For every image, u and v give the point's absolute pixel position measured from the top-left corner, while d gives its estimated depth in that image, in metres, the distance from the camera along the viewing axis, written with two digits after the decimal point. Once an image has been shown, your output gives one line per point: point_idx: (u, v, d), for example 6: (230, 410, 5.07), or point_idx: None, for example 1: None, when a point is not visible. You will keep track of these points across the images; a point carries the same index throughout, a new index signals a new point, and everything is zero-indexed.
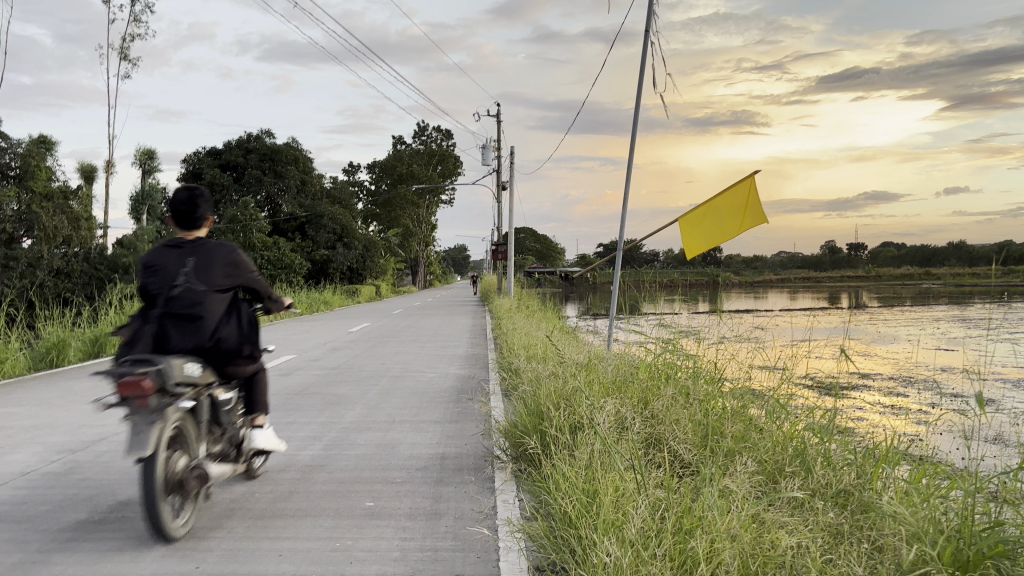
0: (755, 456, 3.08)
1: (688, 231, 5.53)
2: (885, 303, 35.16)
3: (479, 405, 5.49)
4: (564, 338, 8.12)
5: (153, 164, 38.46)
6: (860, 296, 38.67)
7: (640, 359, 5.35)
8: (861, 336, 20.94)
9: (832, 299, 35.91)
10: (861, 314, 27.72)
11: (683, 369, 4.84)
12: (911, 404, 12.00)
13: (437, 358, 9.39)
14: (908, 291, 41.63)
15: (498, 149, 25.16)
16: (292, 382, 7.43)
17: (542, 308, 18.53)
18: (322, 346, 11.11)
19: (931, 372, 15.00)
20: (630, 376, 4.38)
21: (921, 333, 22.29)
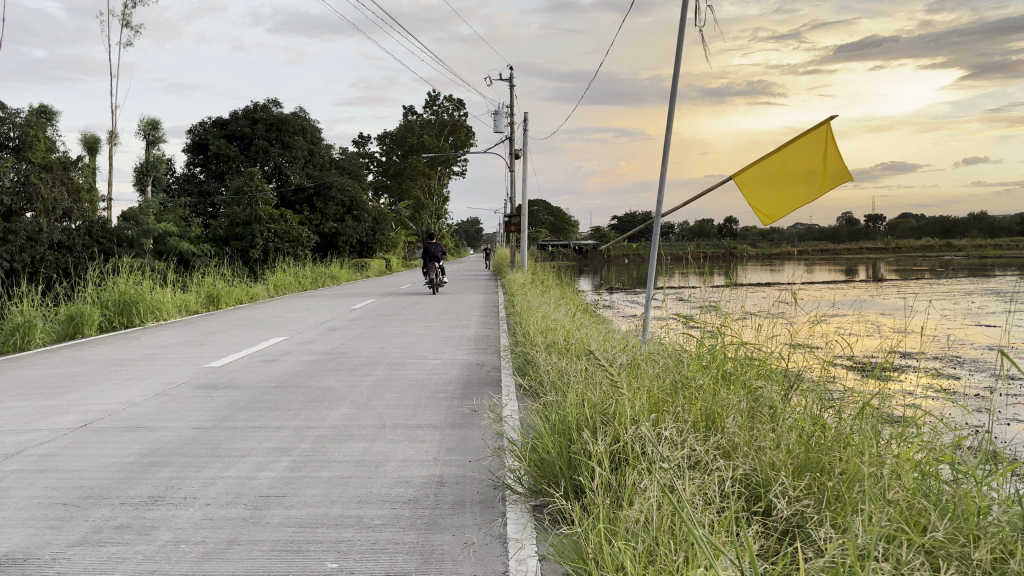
0: (903, 526, 2.11)
1: (749, 196, 4.59)
2: (912, 275, 33.88)
3: (487, 408, 4.53)
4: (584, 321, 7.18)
5: (157, 134, 37.55)
6: (878, 269, 37.40)
7: (680, 350, 4.40)
8: (892, 311, 19.82)
9: (848, 272, 34.73)
10: (890, 288, 26.48)
11: (736, 365, 3.89)
12: (961, 386, 10.98)
13: (444, 340, 8.44)
14: (933, 263, 40.29)
15: (510, 116, 24.04)
16: (275, 372, 6.50)
17: (557, 284, 17.56)
18: (319, 326, 10.19)
19: (974, 351, 13.94)
20: (681, 376, 3.40)
21: (952, 307, 21.17)
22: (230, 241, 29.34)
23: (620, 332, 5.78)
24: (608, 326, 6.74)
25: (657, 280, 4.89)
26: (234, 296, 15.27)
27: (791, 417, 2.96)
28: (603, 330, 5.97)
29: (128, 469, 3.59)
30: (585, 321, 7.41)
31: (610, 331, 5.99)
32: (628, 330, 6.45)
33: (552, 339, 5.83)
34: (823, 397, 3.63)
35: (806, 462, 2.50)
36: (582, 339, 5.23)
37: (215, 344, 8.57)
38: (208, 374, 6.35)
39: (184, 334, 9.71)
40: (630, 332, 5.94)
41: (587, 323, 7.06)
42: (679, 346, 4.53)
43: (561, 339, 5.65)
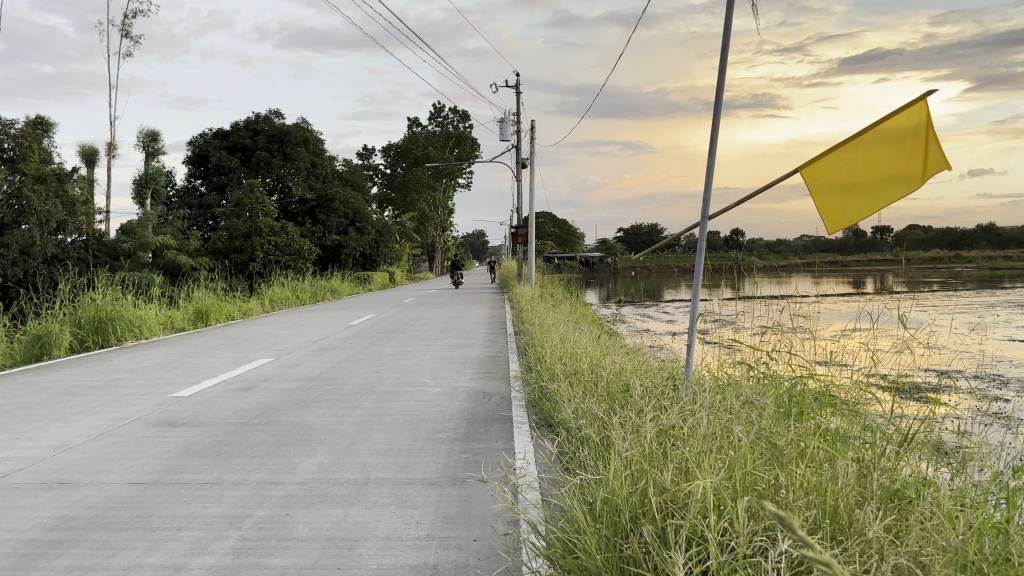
0: None
1: (819, 197, 3.70)
2: (928, 287, 32.97)
3: (500, 467, 3.65)
4: (605, 343, 6.31)
5: (157, 146, 36.85)
6: (886, 280, 36.52)
7: (733, 390, 3.58)
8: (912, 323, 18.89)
9: (857, 283, 33.86)
10: (907, 300, 25.59)
11: (814, 424, 3.08)
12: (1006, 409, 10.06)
13: (449, 363, 7.54)
14: (946, 274, 39.52)
15: (516, 123, 23.23)
16: (251, 403, 5.61)
17: (566, 297, 16.72)
18: (310, 346, 9.31)
19: (1009, 368, 13.02)
20: (761, 438, 2.53)
21: (974, 319, 20.26)
22: (230, 254, 28.50)
23: (654, 364, 4.94)
24: (635, 353, 5.90)
25: (700, 306, 4.04)
26: (225, 311, 14.39)
27: (918, 490, 2.22)
28: (631, 359, 5.12)
29: (18, 556, 2.68)
30: (610, 345, 6.56)
31: (641, 360, 5.15)
32: (658, 359, 5.62)
33: (575, 367, 4.98)
34: (943, 467, 2.77)
35: (975, 572, 1.76)
36: (611, 368, 4.38)
37: (192, 367, 7.68)
38: (171, 407, 5.44)
39: (162, 355, 8.82)
40: (662, 363, 5.13)
41: (612, 347, 6.22)
42: (731, 386, 3.70)
43: (585, 368, 4.77)
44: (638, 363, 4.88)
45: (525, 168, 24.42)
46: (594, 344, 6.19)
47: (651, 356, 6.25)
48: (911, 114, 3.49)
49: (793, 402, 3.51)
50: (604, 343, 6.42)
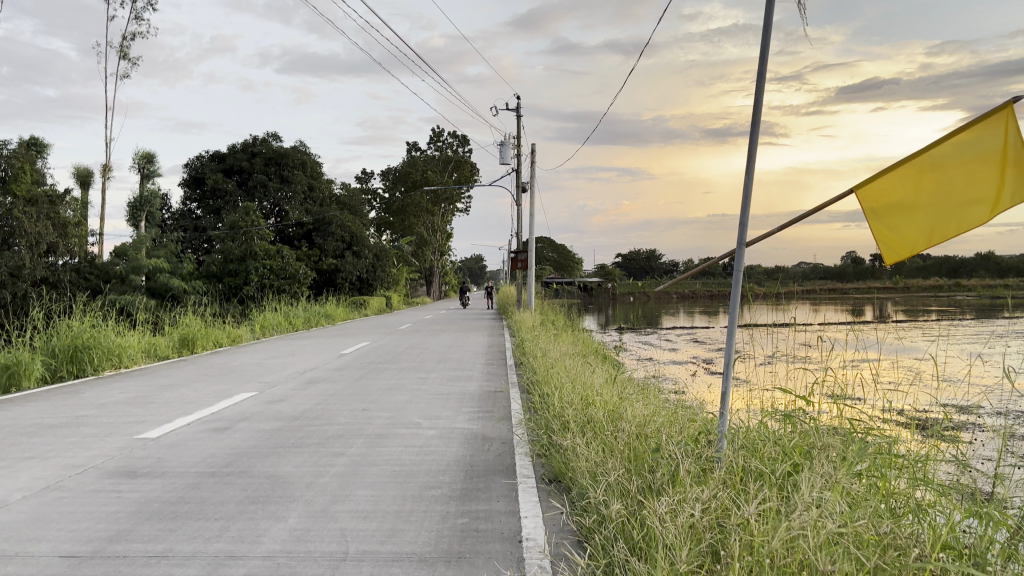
0: None
1: (877, 221, 3.17)
2: (931, 316, 32.48)
3: (514, 536, 3.12)
4: (616, 381, 5.78)
5: (152, 168, 36.44)
6: (886, 308, 36.12)
7: (783, 455, 3.14)
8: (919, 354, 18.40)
9: (857, 311, 33.43)
10: (912, 329, 25.07)
11: (895, 513, 2.61)
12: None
13: (445, 399, 6.96)
14: (946, 302, 39.10)
15: (516, 146, 22.82)
16: (224, 447, 5.03)
17: (566, 325, 16.19)
18: (296, 378, 8.74)
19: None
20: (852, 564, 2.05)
21: (981, 349, 19.78)
22: (224, 277, 28.00)
23: (676, 409, 4.45)
24: (655, 396, 5.38)
25: (734, 353, 3.58)
26: (212, 337, 13.82)
27: None
28: (651, 402, 4.62)
29: None
30: (629, 384, 6.02)
31: (660, 403, 4.65)
32: (682, 404, 5.10)
33: (589, 411, 4.47)
34: None
35: None
36: (632, 419, 3.89)
37: (166, 402, 7.09)
38: (133, 452, 4.86)
39: (138, 387, 8.24)
40: (683, 409, 4.63)
41: (630, 388, 5.68)
42: (779, 448, 3.25)
43: (601, 414, 4.24)
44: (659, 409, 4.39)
45: (525, 192, 23.97)
46: (610, 384, 5.65)
47: (672, 397, 5.71)
48: (986, 129, 2.95)
49: (849, 465, 3.11)
50: (622, 384, 5.88)
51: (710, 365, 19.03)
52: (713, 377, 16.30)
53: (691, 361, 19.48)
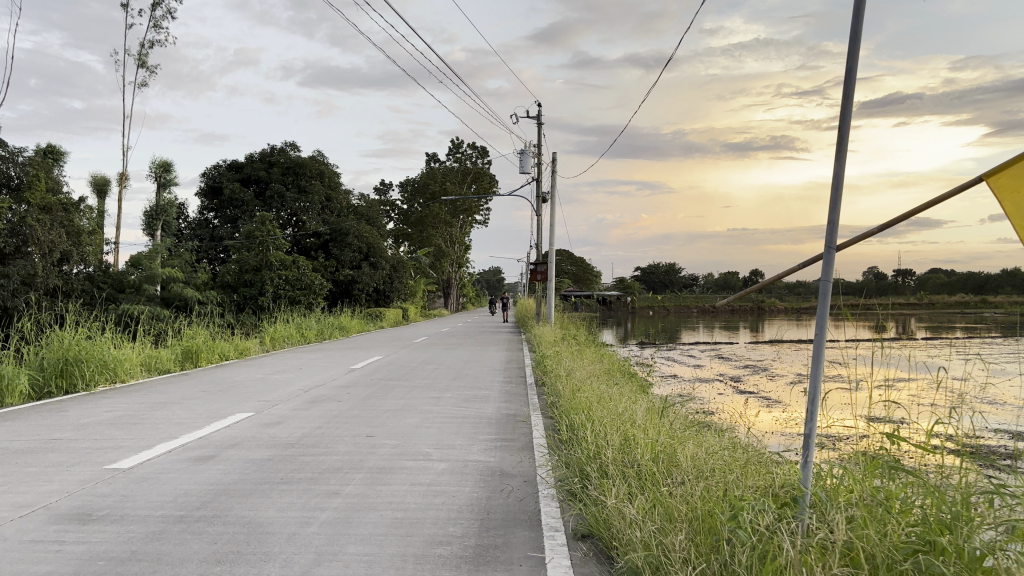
0: None
1: (1018, 214, 2.41)
2: (959, 336, 31.61)
3: None
4: (656, 413, 5.01)
5: (170, 177, 36.11)
6: (913, 324, 35.14)
7: (907, 525, 2.42)
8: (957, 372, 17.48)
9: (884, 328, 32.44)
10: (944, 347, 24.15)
11: None
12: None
13: (460, 424, 6.25)
14: (971, 319, 38.19)
15: (537, 154, 22.17)
16: (205, 482, 4.35)
17: (587, 340, 15.51)
18: (300, 397, 8.06)
19: None
20: None
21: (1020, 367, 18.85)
22: (239, 288, 27.45)
23: (736, 451, 3.75)
24: (705, 430, 4.67)
25: (822, 388, 2.84)
26: (216, 350, 13.17)
27: None
28: (704, 441, 3.90)
29: None
30: (672, 412, 5.32)
31: (716, 442, 3.94)
32: (737, 443, 4.40)
33: (631, 450, 3.75)
34: None
35: None
36: (692, 467, 3.17)
37: (155, 424, 6.45)
38: (95, 487, 4.17)
39: (128, 405, 7.58)
40: (744, 451, 3.92)
41: (675, 418, 4.98)
42: (895, 511, 2.54)
43: (649, 456, 3.54)
44: (718, 450, 3.67)
45: (546, 202, 23.29)
46: (652, 413, 4.94)
47: (720, 429, 5.02)
48: None
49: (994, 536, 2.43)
50: (664, 413, 5.18)
51: (736, 382, 18.24)
52: (742, 396, 15.57)
53: (718, 379, 18.72)
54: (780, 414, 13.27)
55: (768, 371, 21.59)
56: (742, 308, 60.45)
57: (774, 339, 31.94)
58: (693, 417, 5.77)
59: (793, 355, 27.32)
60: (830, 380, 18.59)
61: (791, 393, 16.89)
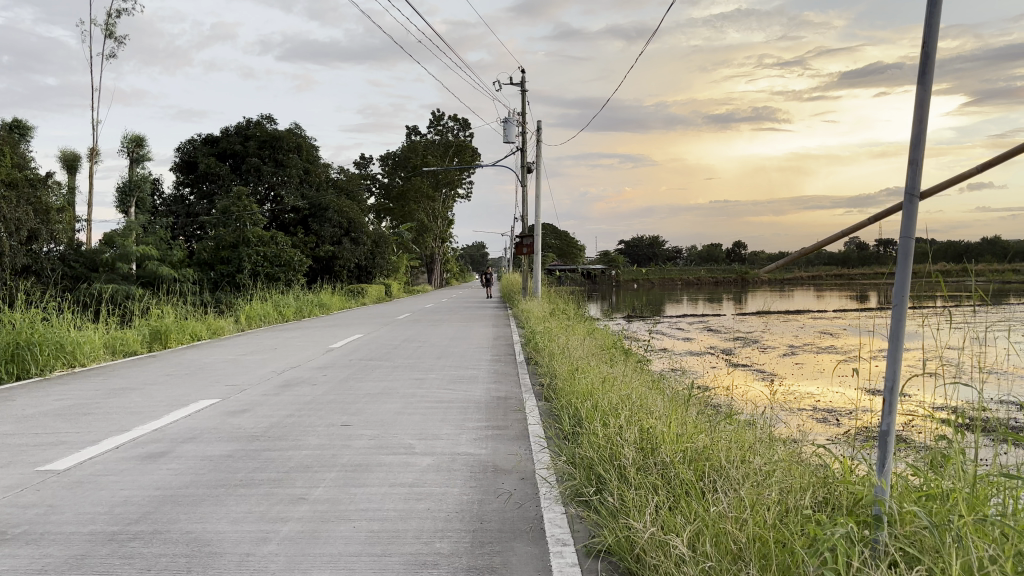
0: None
1: None
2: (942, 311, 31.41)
3: None
4: (671, 400, 4.42)
5: (142, 152, 35.06)
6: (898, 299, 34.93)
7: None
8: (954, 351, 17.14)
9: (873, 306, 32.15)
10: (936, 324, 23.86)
11: None
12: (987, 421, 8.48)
13: (447, 409, 5.65)
14: (952, 289, 38.07)
15: (522, 123, 21.45)
16: (149, 486, 3.74)
17: (575, 314, 14.97)
18: (272, 380, 7.45)
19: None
20: None
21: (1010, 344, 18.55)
22: (216, 265, 26.65)
23: (778, 445, 3.20)
24: (728, 419, 4.12)
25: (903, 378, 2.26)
26: (187, 330, 12.48)
27: None
28: (737, 432, 3.34)
29: None
30: (688, 399, 4.75)
31: (751, 432, 3.39)
32: (769, 434, 3.85)
33: (654, 448, 3.17)
34: None
35: None
36: (735, 475, 2.62)
37: (107, 414, 5.82)
38: (18, 496, 3.56)
39: (81, 392, 6.93)
40: (784, 443, 3.38)
41: (692, 405, 4.41)
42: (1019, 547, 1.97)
43: (675, 459, 2.95)
44: (760, 446, 3.11)
45: (531, 172, 22.64)
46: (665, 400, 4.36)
47: (743, 418, 4.48)
48: None
49: None
50: (679, 400, 4.61)
51: (729, 355, 17.85)
52: (734, 369, 15.11)
53: (710, 352, 18.29)
54: (775, 388, 12.83)
55: (758, 344, 21.15)
56: (725, 280, 60.19)
57: (762, 311, 31.63)
58: (707, 402, 5.21)
59: (780, 327, 26.93)
60: (822, 353, 18.24)
61: (783, 365, 16.49)
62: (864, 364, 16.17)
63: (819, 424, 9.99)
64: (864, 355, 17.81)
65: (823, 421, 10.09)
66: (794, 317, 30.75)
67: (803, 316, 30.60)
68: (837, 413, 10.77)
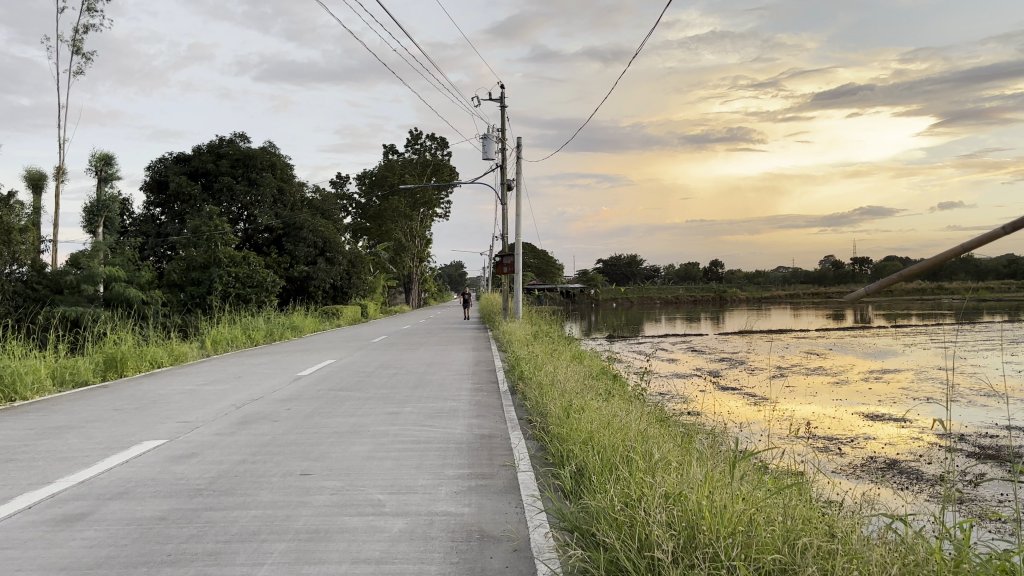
0: None
1: None
2: (925, 331, 31.10)
3: None
4: (692, 455, 3.88)
5: (111, 171, 34.10)
6: (878, 323, 34.76)
7: None
8: (944, 377, 16.73)
9: (854, 328, 31.85)
10: (920, 350, 23.55)
11: None
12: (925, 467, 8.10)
13: (425, 451, 4.97)
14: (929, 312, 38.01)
15: (501, 139, 20.85)
16: (50, 565, 3.01)
17: (559, 337, 14.33)
18: (230, 416, 6.72)
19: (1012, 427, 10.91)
20: None
21: (996, 369, 18.16)
22: (186, 286, 25.70)
23: (842, 531, 2.71)
24: (758, 482, 3.63)
25: None
26: (146, 357, 11.68)
27: None
28: (788, 507, 2.85)
29: None
30: (702, 452, 4.20)
31: (800, 508, 2.88)
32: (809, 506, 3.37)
33: (693, 532, 2.61)
34: None
35: None
36: None
37: (37, 460, 5.09)
38: None
39: (12, 432, 6.16)
40: (845, 524, 2.89)
41: (708, 460, 3.87)
42: None
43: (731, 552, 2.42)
44: (827, 535, 2.61)
45: (511, 190, 22.05)
46: (680, 453, 3.79)
47: (764, 478, 3.97)
48: None
49: None
50: (692, 451, 4.06)
51: (717, 377, 17.30)
52: (725, 393, 14.48)
53: (697, 374, 17.75)
54: (769, 413, 12.24)
55: (745, 365, 20.60)
56: (704, 300, 60.01)
57: (745, 331, 31.21)
58: (715, 450, 4.67)
59: (765, 347, 26.43)
60: (811, 375, 17.81)
61: (773, 387, 16.00)
62: (857, 387, 15.61)
63: (821, 454, 9.40)
64: (855, 377, 17.27)
65: (825, 451, 9.49)
66: (777, 336, 30.30)
67: (786, 336, 30.17)
68: (838, 441, 10.19)
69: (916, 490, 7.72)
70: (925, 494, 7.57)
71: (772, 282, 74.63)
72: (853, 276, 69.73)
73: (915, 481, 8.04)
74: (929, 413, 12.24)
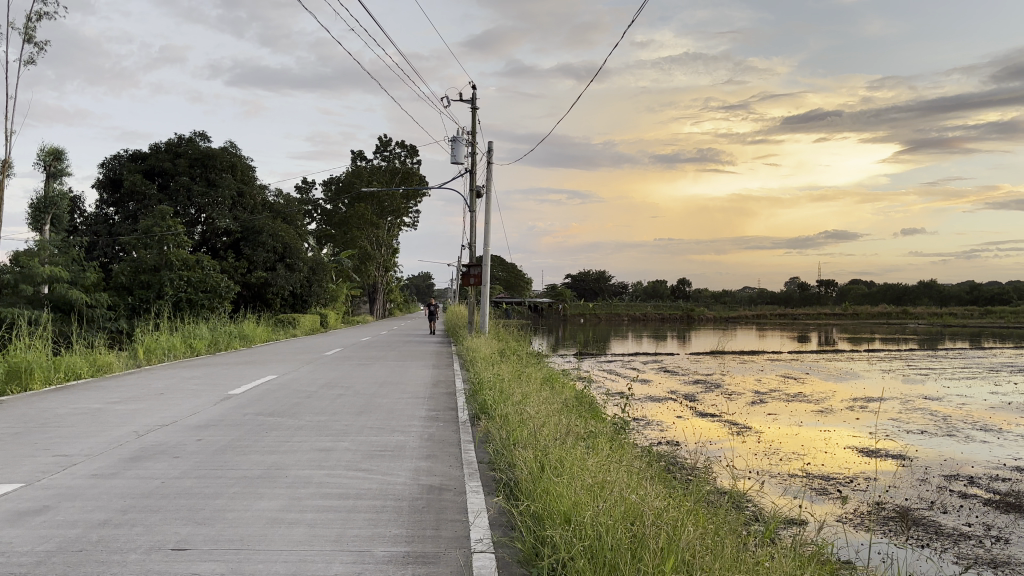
0: None
1: None
2: (898, 356, 30.48)
3: None
4: (729, 554, 2.75)
5: (61, 166, 32.32)
6: (847, 347, 34.22)
7: None
8: (928, 407, 15.90)
9: (826, 352, 31.28)
10: (895, 377, 22.85)
11: None
12: (943, 532, 7.02)
13: (352, 513, 3.76)
14: (894, 337, 37.76)
15: (471, 142, 19.69)
16: None
17: (526, 355, 13.13)
18: (122, 449, 5.41)
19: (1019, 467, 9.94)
20: None
21: (977, 399, 17.45)
22: (135, 290, 23.93)
23: None
24: None
25: None
26: (59, 368, 10.24)
27: None
28: None
29: None
30: (728, 539, 3.10)
31: None
32: None
33: None
34: None
35: None
36: None
37: None
38: None
39: None
40: None
41: (746, 559, 2.75)
42: None
43: None
44: None
45: (480, 197, 20.88)
46: (709, 552, 2.66)
47: None
48: None
49: None
50: (718, 540, 2.94)
51: (694, 401, 16.29)
52: (705, 421, 13.33)
53: (672, 397, 16.72)
54: (754, 445, 11.18)
55: (721, 387, 19.59)
56: (671, 317, 59.55)
57: (715, 352, 30.47)
58: (730, 525, 3.60)
59: (739, 369, 25.52)
60: (792, 400, 16.91)
61: (754, 413, 15.03)
62: (843, 416, 14.63)
63: (819, 497, 8.29)
64: (839, 405, 16.30)
65: (824, 495, 8.39)
66: (749, 358, 29.52)
67: (759, 357, 29.40)
68: (836, 482, 9.11)
69: (939, 547, 6.63)
70: (947, 552, 6.51)
71: (739, 301, 74.43)
72: (819, 297, 69.81)
73: (935, 536, 6.96)
74: (924, 447, 11.34)
